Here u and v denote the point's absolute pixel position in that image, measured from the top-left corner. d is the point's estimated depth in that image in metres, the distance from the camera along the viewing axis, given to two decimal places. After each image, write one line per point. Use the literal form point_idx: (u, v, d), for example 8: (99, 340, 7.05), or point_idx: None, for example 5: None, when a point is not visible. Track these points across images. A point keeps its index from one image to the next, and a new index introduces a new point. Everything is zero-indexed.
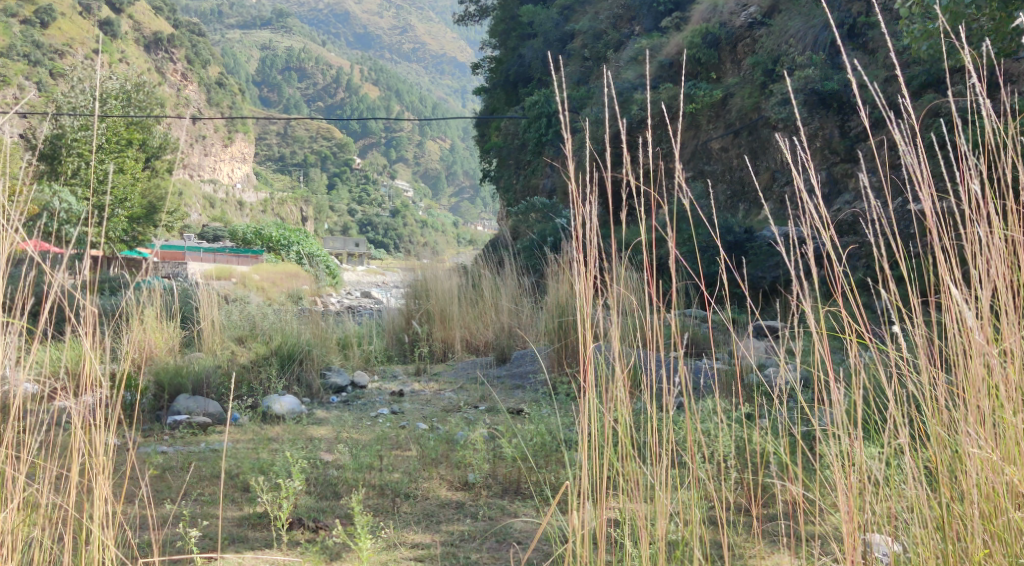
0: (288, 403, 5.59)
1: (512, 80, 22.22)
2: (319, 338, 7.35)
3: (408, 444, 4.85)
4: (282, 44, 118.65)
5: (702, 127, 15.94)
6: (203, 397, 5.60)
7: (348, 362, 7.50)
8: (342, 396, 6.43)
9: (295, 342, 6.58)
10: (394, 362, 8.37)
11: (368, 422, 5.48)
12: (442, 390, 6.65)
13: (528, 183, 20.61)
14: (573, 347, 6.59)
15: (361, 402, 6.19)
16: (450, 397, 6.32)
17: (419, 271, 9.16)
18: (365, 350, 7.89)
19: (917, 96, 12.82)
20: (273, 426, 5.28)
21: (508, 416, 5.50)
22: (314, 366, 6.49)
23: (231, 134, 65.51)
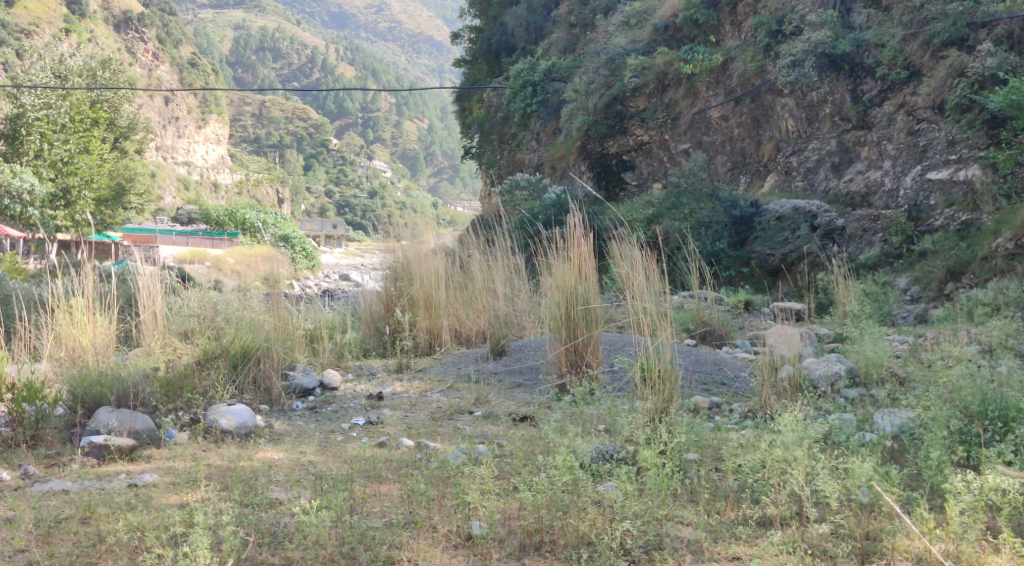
0: (237, 415, 4.79)
1: (494, 49, 21.21)
2: (282, 328, 6.25)
3: (400, 475, 4.18)
4: (254, 23, 115.60)
5: (700, 94, 15.25)
6: (127, 410, 4.86)
7: (318, 359, 6.45)
8: (309, 401, 5.49)
9: (251, 337, 5.54)
10: (372, 359, 7.43)
11: (342, 439, 4.67)
12: (428, 391, 5.65)
13: (511, 159, 19.61)
14: (586, 341, 5.71)
15: (331, 409, 5.23)
16: (437, 401, 5.34)
17: (399, 251, 7.89)
18: (341, 346, 6.89)
19: (937, 57, 12.27)
20: (213, 449, 4.57)
21: (512, 430, 4.66)
22: (275, 366, 5.53)
23: (204, 116, 63.76)
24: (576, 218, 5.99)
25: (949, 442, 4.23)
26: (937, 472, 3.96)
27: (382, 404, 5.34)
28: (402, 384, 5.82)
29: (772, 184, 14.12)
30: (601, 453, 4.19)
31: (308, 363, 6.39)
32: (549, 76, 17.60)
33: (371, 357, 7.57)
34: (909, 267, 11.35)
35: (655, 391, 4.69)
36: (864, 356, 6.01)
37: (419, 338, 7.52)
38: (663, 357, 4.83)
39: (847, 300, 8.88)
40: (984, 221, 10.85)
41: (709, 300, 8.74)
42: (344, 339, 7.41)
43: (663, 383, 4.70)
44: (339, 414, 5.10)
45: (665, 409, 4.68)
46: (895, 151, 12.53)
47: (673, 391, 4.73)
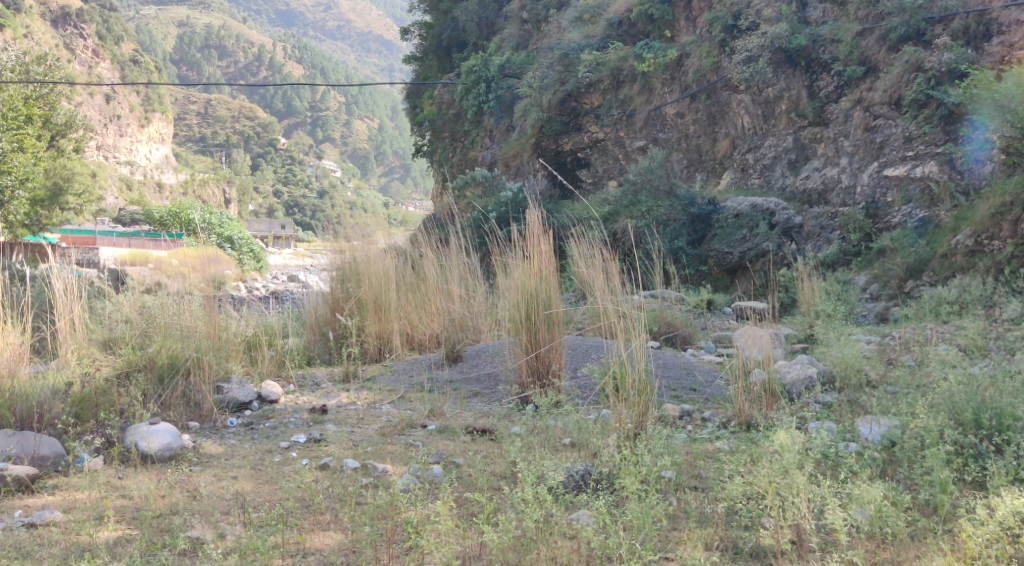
0: (161, 437, 4.54)
1: (445, 44, 20.78)
2: (216, 336, 5.81)
3: (347, 506, 3.98)
4: (199, 20, 113.57)
5: (655, 91, 14.98)
6: (30, 432, 4.57)
7: (256, 368, 6.02)
8: (244, 416, 5.25)
9: (178, 347, 5.29)
10: (317, 368, 7.02)
11: (282, 460, 4.45)
12: (377, 403, 5.31)
13: (463, 157, 19.19)
14: (549, 347, 5.49)
15: (268, 427, 5.00)
16: (387, 413, 5.05)
17: (346, 251, 7.42)
18: (282, 352, 6.47)
19: (895, 51, 12.10)
20: (131, 476, 4.35)
21: (462, 446, 4.54)
22: (206, 379, 5.28)
23: (148, 114, 62.26)
24: (535, 214, 5.62)
25: (944, 457, 3.98)
26: (938, 490, 3.90)
27: (326, 419, 5.05)
28: (349, 395, 5.49)
29: (728, 181, 13.93)
30: (571, 475, 4.16)
31: (246, 375, 5.97)
32: (502, 72, 17.25)
33: (317, 365, 7.15)
34: (868, 265, 11.22)
35: (628, 400, 4.55)
36: (841, 358, 5.74)
37: (367, 343, 7.12)
38: (637, 365, 4.67)
39: (811, 300, 8.63)
40: (943, 218, 10.71)
41: (671, 299, 8.49)
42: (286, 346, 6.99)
43: (636, 393, 4.56)
44: (284, 433, 4.86)
45: (641, 422, 4.53)
46: (852, 148, 12.34)
47: (649, 401, 4.59)
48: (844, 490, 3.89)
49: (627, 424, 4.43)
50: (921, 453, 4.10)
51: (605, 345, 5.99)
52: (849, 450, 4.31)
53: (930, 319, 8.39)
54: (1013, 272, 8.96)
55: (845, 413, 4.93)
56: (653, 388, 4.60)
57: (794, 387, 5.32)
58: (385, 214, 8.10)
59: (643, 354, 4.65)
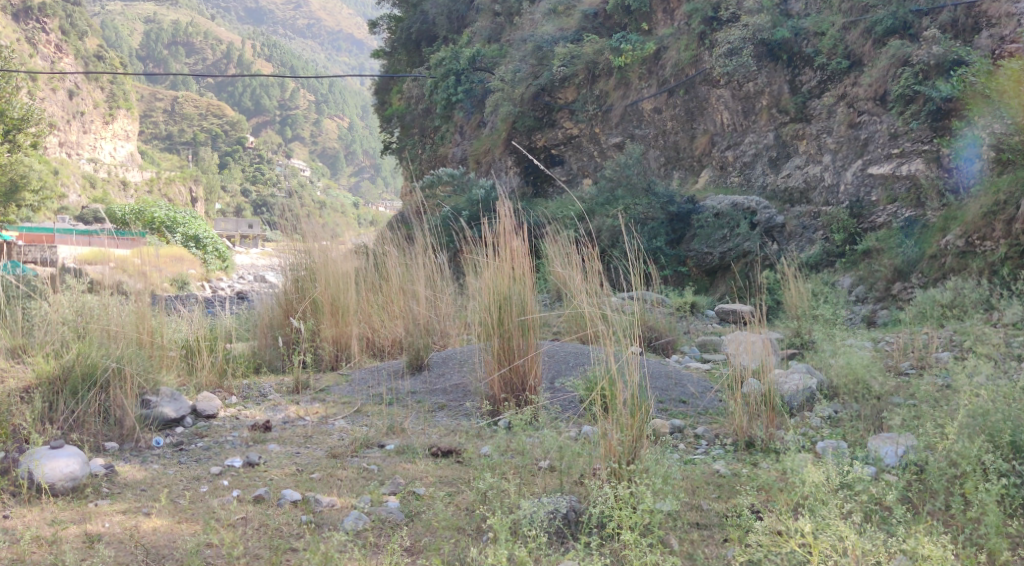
0: (65, 465, 4.21)
1: (414, 38, 20.19)
2: (146, 342, 5.46)
3: (272, 559, 3.62)
4: (167, 15, 111.96)
5: (632, 85, 14.49)
6: None
7: (195, 377, 5.70)
8: (173, 434, 4.92)
9: (95, 357, 4.87)
10: (266, 376, 6.45)
11: (208, 492, 4.13)
12: (329, 417, 5.02)
13: (432, 153, 18.59)
14: (523, 355, 4.97)
15: (201, 447, 4.71)
16: (341, 431, 4.77)
17: (301, 249, 6.83)
18: (231, 359, 6.21)
19: (881, 45, 11.67)
20: (18, 516, 3.98)
21: (415, 467, 4.26)
22: (128, 393, 4.86)
23: (112, 111, 60.96)
24: (506, 208, 5.10)
25: (994, 492, 3.65)
26: (991, 531, 3.56)
27: (268, 438, 4.77)
28: (297, 408, 5.19)
29: (706, 179, 13.51)
30: (553, 520, 3.73)
31: (183, 384, 5.64)
32: (473, 64, 16.69)
33: (265, 373, 6.56)
34: (853, 267, 10.81)
35: (617, 421, 4.00)
36: (847, 367, 5.28)
37: (322, 348, 6.55)
38: (629, 382, 4.17)
39: (800, 303, 8.16)
40: (930, 218, 10.29)
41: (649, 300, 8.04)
42: (232, 352, 6.41)
43: (628, 415, 4.02)
44: (219, 454, 4.58)
45: (637, 449, 4.01)
46: (835, 146, 11.90)
47: (643, 421, 4.06)
48: (899, 545, 3.47)
49: (618, 454, 3.96)
50: (965, 484, 3.76)
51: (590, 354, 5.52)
52: (874, 476, 3.93)
53: (920, 323, 7.98)
54: (1007, 275, 8.56)
55: (859, 434, 4.48)
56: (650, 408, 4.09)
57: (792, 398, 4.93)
58: (356, 213, 7.63)
59: (636, 369, 4.15)
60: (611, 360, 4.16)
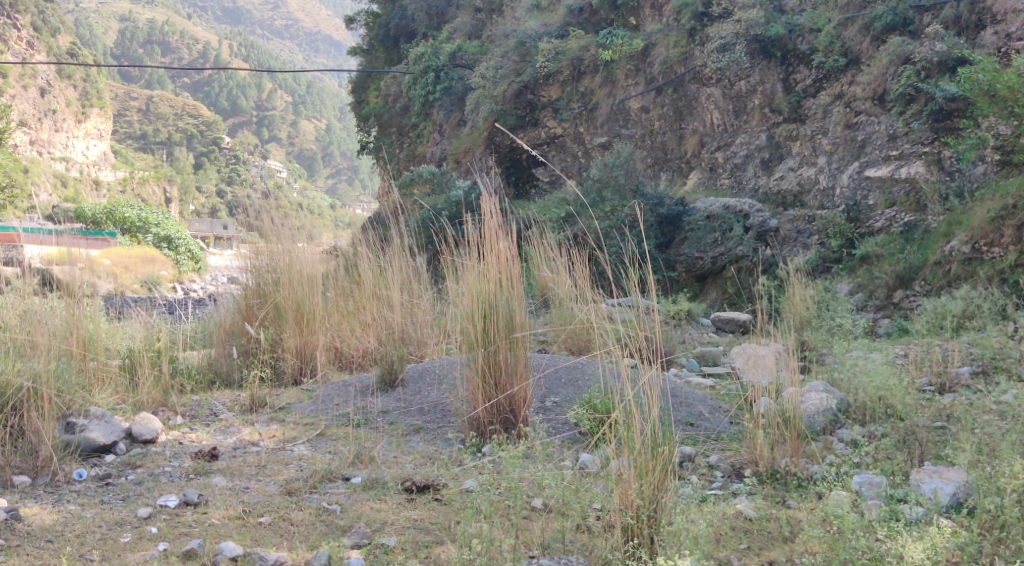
0: None
1: (393, 35, 19.57)
2: (78, 354, 5.15)
3: None
4: (142, 13, 110.50)
5: (618, 83, 13.95)
6: None
7: (138, 395, 5.23)
8: (103, 463, 4.46)
9: (8, 376, 4.40)
10: (219, 392, 5.87)
11: (128, 545, 3.66)
12: (289, 445, 4.59)
13: (410, 152, 17.92)
14: (511, 372, 4.44)
15: (132, 480, 4.25)
16: (298, 462, 4.36)
17: (262, 249, 6.22)
18: (179, 373, 5.81)
19: (879, 42, 11.19)
20: None
21: (380, 509, 3.89)
22: (45, 416, 4.38)
23: (85, 109, 59.82)
24: (492, 205, 4.55)
25: None
26: None
27: (212, 469, 4.34)
28: (252, 433, 4.77)
29: (695, 181, 12.99)
30: None
31: (120, 403, 5.19)
32: (453, 60, 16.10)
33: (220, 388, 5.95)
34: (849, 273, 10.34)
35: (634, 461, 3.50)
36: (877, 387, 4.77)
37: (284, 360, 5.96)
38: (646, 416, 3.65)
39: (802, 312, 7.62)
40: (931, 223, 9.80)
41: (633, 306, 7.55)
42: (182, 366, 5.85)
43: (646, 454, 3.52)
44: (151, 491, 4.13)
45: (665, 492, 3.52)
46: (832, 147, 11.41)
47: (664, 464, 3.52)
48: None
49: (638, 508, 3.46)
50: None
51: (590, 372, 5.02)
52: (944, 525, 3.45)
53: (928, 333, 7.45)
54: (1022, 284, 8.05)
55: (898, 467, 3.96)
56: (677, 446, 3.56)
57: (812, 418, 4.47)
58: (330, 215, 7.04)
59: (655, 400, 3.63)
60: (627, 390, 3.64)
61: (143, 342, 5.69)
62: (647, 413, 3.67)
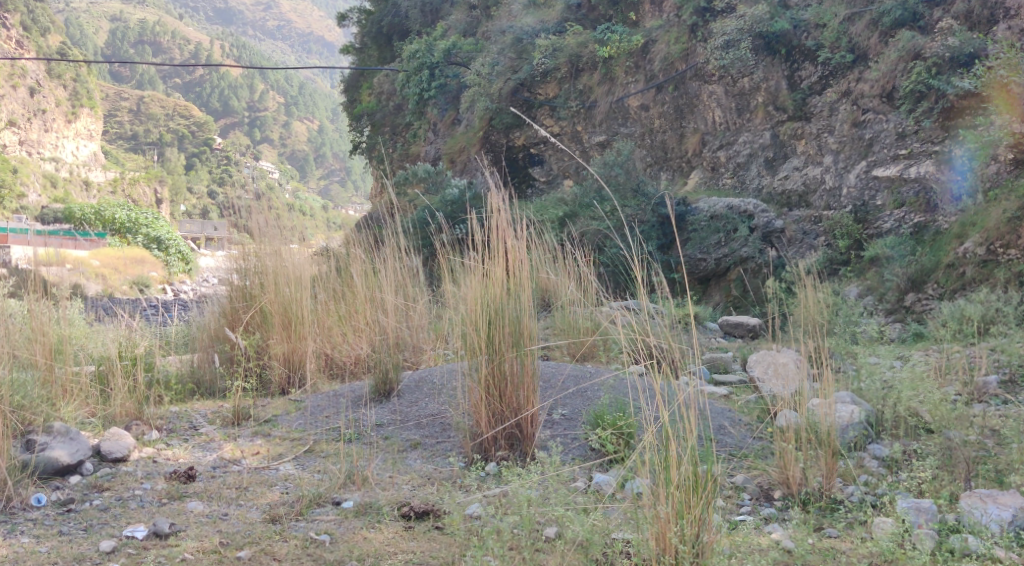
0: None
1: (385, 33, 19.19)
2: (45, 366, 4.84)
3: None
4: (133, 14, 109.76)
5: (617, 81, 13.63)
6: None
7: (109, 408, 4.90)
8: (66, 487, 4.14)
9: None
10: (201, 402, 5.53)
11: None
12: (274, 465, 4.33)
13: (404, 151, 17.55)
14: (516, 381, 4.25)
15: (98, 507, 3.96)
16: (283, 485, 4.10)
17: (250, 250, 5.89)
18: (156, 382, 5.43)
19: (888, 38, 10.89)
20: None
21: (369, 540, 3.63)
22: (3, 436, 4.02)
23: (75, 110, 59.21)
24: (500, 201, 4.42)
25: None
26: None
27: (187, 493, 4.07)
28: (233, 449, 4.53)
29: (696, 181, 12.67)
30: None
31: (90, 417, 4.87)
32: (448, 58, 15.75)
33: (202, 399, 5.61)
34: (859, 275, 10.07)
35: (672, 497, 3.33)
36: (911, 397, 4.48)
37: (271, 369, 5.61)
38: (683, 439, 3.42)
39: (814, 315, 7.31)
40: (942, 224, 9.51)
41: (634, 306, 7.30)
42: (162, 373, 5.53)
43: (684, 489, 3.33)
44: (117, 520, 3.84)
45: (707, 529, 3.35)
46: (838, 146, 11.11)
47: (705, 500, 3.34)
48: None
49: (678, 553, 3.30)
50: None
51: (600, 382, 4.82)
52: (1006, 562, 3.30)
53: (945, 338, 7.11)
54: None
55: (947, 490, 3.78)
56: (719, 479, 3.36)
57: (844, 432, 4.20)
58: (322, 216, 6.68)
59: (694, 423, 3.39)
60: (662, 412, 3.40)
61: (118, 348, 5.36)
62: (683, 436, 3.45)
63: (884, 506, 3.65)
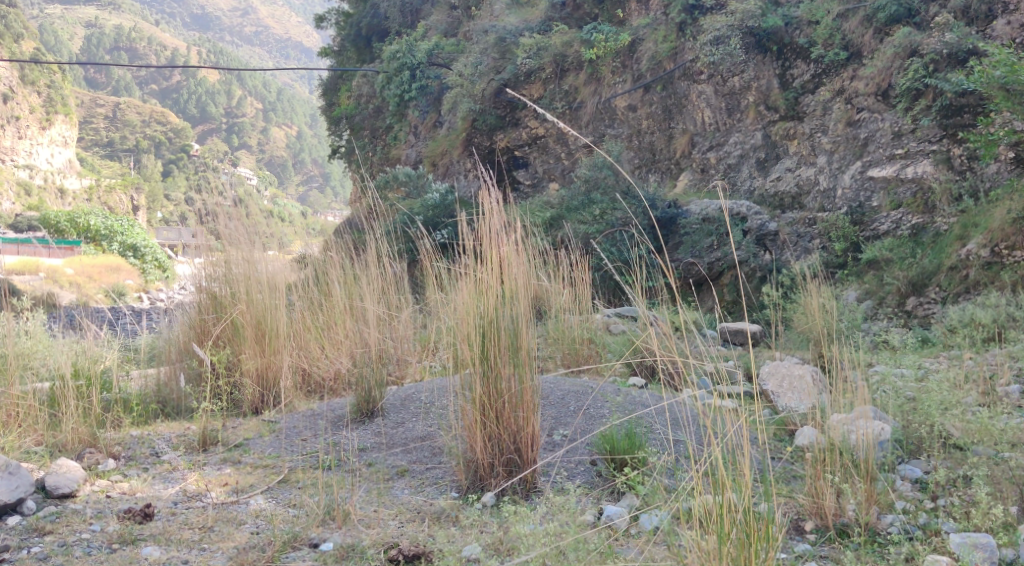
0: None
1: (364, 35, 18.81)
2: None
3: None
4: (109, 21, 108.60)
5: (604, 81, 13.30)
6: None
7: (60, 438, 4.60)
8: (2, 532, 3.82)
9: None
10: (165, 423, 5.14)
11: None
12: (244, 496, 4.09)
13: (385, 154, 17.13)
14: (514, 403, 3.97)
15: (39, 556, 3.68)
16: (253, 523, 3.89)
17: (219, 257, 5.48)
18: (112, 404, 5.05)
19: (882, 34, 10.61)
20: None
21: None
22: None
23: (50, 116, 58.22)
24: (494, 200, 4.11)
25: None
26: None
27: (142, 535, 3.82)
28: (199, 480, 4.26)
29: (685, 183, 12.30)
30: None
31: (37, 445, 4.57)
32: (429, 58, 15.36)
33: (167, 421, 5.22)
34: (856, 278, 9.75)
35: (725, 554, 3.26)
36: (944, 415, 4.16)
37: (243, 388, 5.23)
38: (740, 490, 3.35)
39: (820, 319, 6.95)
40: (941, 226, 9.21)
41: (628, 313, 6.97)
42: (119, 392, 5.14)
43: (736, 542, 3.27)
44: None
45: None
46: (832, 145, 10.80)
47: (763, 556, 3.29)
48: None
49: None
50: None
51: (604, 399, 4.58)
52: None
53: (956, 344, 6.76)
54: None
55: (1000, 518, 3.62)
56: (780, 536, 3.31)
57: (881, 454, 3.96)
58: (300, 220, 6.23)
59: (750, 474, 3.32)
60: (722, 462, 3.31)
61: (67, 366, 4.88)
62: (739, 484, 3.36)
63: (936, 542, 3.54)
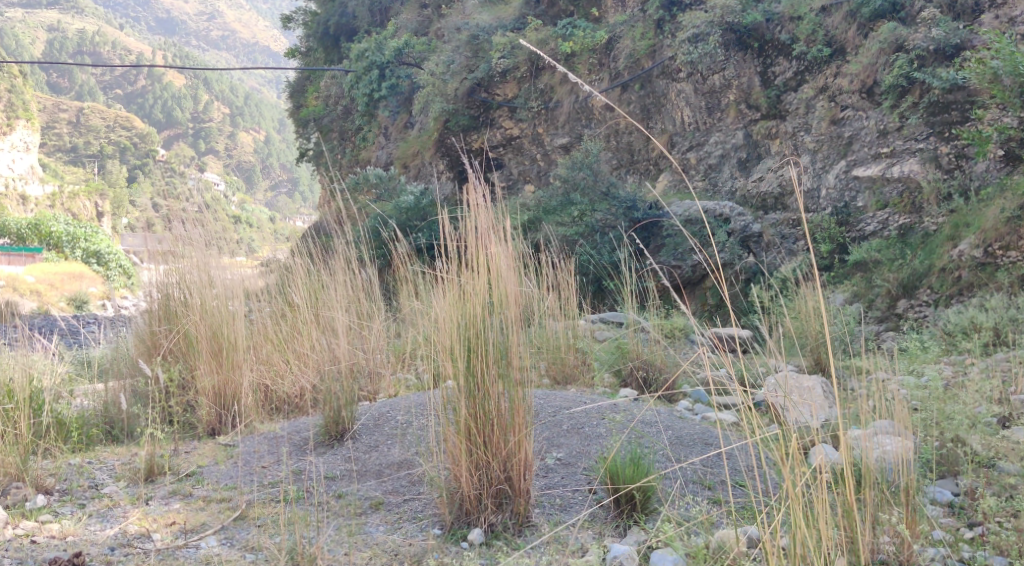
0: None
1: (332, 35, 18.32)
2: None
3: None
4: (72, 25, 106.89)
5: (580, 79, 12.94)
6: None
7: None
8: None
9: None
10: (111, 449, 4.72)
11: None
12: (192, 541, 3.69)
13: (354, 156, 16.65)
14: (501, 423, 3.61)
15: None
16: None
17: (174, 265, 5.06)
18: (44, 431, 4.58)
19: (866, 29, 10.33)
20: None
21: None
22: None
23: (11, 121, 56.90)
24: (481, 198, 3.75)
25: None
26: None
27: None
28: (142, 520, 3.84)
29: (664, 184, 11.95)
30: None
31: None
32: (399, 57, 14.88)
33: (110, 446, 4.77)
34: (843, 281, 9.44)
35: None
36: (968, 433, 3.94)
37: (198, 408, 4.81)
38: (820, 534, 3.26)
39: (815, 324, 6.62)
40: (930, 226, 8.91)
41: (611, 319, 6.58)
42: (54, 415, 4.68)
43: None
44: None
45: None
46: (816, 145, 10.50)
47: None
48: None
49: None
50: None
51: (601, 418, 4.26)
52: None
53: (958, 348, 6.46)
54: None
55: None
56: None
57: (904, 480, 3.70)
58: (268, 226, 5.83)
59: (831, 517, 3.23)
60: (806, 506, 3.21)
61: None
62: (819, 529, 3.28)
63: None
